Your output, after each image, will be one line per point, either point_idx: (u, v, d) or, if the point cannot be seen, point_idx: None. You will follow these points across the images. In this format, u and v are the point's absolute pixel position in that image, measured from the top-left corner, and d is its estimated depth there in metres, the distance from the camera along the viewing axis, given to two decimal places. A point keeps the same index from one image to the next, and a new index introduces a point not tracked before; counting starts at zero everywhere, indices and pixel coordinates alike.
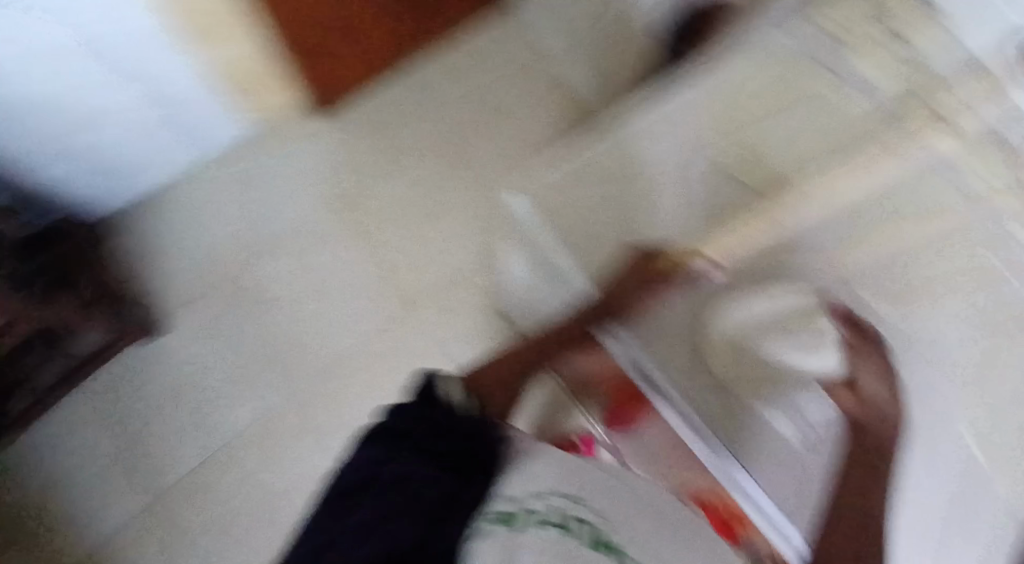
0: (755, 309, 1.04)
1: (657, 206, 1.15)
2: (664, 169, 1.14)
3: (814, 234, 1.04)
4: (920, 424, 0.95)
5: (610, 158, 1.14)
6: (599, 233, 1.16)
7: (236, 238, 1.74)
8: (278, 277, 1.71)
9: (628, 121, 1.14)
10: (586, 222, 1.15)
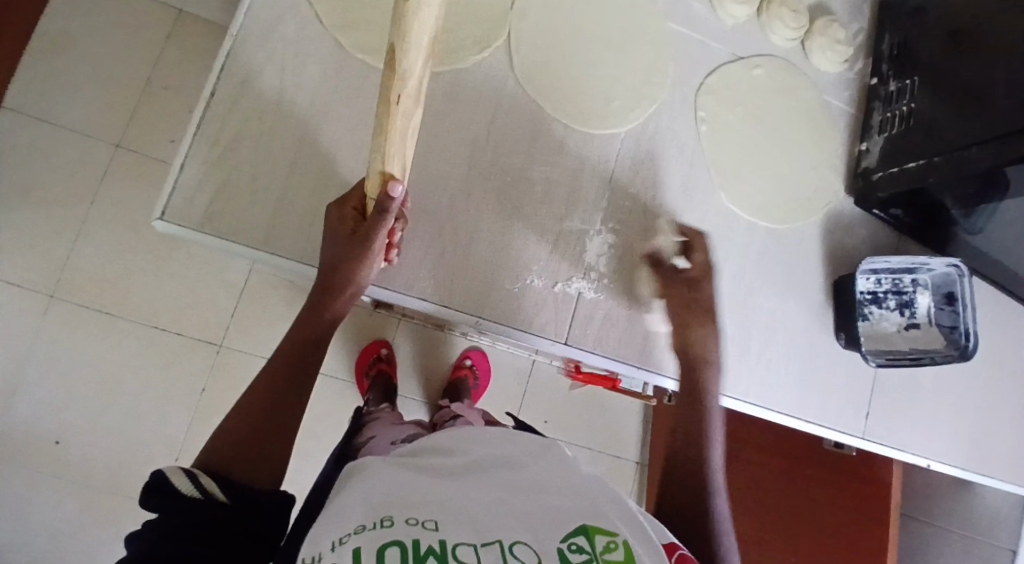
0: (434, 196, 0.98)
1: (349, 124, 0.96)
2: (342, 81, 0.97)
3: (427, 121, 1.00)
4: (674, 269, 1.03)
5: (226, 97, 0.93)
6: (288, 183, 0.93)
7: (7, 251, 1.47)
8: (72, 273, 1.50)
9: (230, 46, 0.94)
10: (263, 176, 0.93)
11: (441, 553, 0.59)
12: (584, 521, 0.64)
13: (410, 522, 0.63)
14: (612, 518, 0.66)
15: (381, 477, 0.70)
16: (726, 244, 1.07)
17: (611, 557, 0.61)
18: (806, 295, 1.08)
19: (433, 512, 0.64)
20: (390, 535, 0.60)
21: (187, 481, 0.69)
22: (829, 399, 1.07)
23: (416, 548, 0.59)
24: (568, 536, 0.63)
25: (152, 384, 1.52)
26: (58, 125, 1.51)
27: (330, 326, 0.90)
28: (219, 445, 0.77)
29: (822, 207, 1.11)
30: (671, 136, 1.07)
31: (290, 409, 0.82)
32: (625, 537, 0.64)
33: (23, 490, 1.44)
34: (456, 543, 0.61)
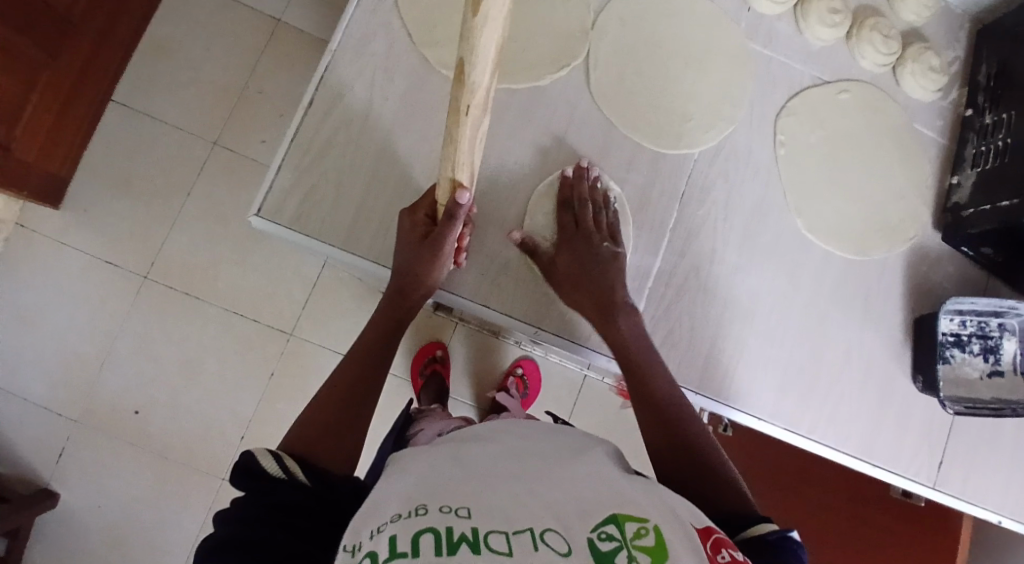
0: (503, 208, 1.00)
1: (427, 134, 0.99)
2: (422, 90, 1.00)
3: (501, 136, 1.01)
4: (700, 272, 1.02)
5: (320, 106, 0.97)
6: (369, 188, 0.97)
7: (110, 232, 1.59)
8: (166, 258, 1.61)
9: (325, 57, 0.98)
10: (348, 180, 0.97)
11: (473, 540, 0.63)
12: (614, 511, 0.68)
13: (445, 510, 0.68)
14: (643, 507, 0.70)
15: (417, 472, 0.77)
16: (798, 274, 1.04)
17: (642, 542, 0.64)
18: (882, 331, 1.04)
19: (465, 501, 0.70)
20: (425, 523, 0.65)
21: (271, 460, 0.73)
22: (900, 443, 1.02)
23: (449, 534, 0.64)
24: (598, 527, 0.66)
25: (228, 366, 1.61)
26: (165, 121, 1.62)
27: (401, 326, 0.93)
28: (303, 427, 0.80)
29: (907, 241, 1.06)
30: (747, 162, 1.05)
31: (365, 400, 0.85)
32: (654, 523, 0.67)
33: (106, 454, 1.55)
34: (488, 530, 0.65)
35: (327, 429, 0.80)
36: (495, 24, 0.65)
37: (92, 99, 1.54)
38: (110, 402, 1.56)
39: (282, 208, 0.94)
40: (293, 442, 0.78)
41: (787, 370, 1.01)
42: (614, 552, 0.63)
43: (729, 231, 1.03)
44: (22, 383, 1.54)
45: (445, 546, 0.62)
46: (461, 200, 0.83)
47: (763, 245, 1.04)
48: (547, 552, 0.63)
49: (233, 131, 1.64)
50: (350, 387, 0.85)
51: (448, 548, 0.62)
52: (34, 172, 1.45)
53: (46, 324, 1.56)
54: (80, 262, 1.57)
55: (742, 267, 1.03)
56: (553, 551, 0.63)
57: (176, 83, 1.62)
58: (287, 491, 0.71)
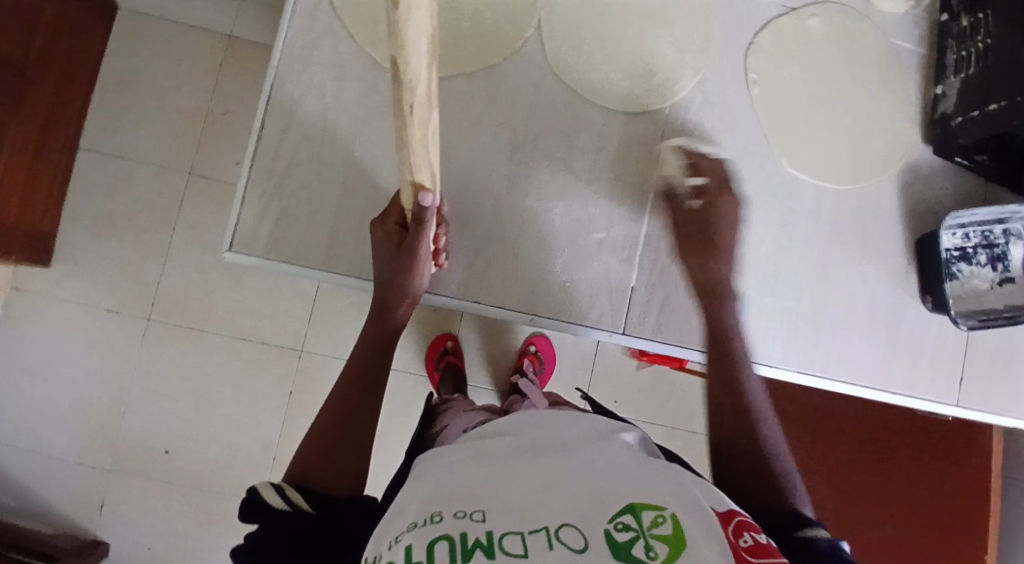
0: (479, 200, 0.98)
1: (388, 138, 0.97)
2: (376, 93, 0.97)
3: (464, 125, 0.98)
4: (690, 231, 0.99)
5: (274, 128, 0.95)
6: (339, 204, 0.95)
7: (104, 280, 1.59)
8: (164, 297, 1.61)
9: (270, 75, 0.95)
10: (317, 199, 0.95)
11: (486, 545, 0.63)
12: (631, 499, 0.67)
13: (459, 516, 0.67)
14: (654, 492, 0.69)
15: (425, 477, 0.77)
16: (790, 216, 1.01)
17: (659, 531, 0.64)
18: (885, 258, 1.01)
19: (479, 504, 0.68)
20: (439, 532, 0.65)
21: (274, 495, 0.73)
22: (916, 368, 1.00)
23: (463, 541, 0.63)
24: (616, 516, 0.65)
25: (245, 392, 1.62)
26: (136, 160, 1.60)
27: (392, 339, 0.92)
28: (305, 456, 0.80)
29: (898, 162, 1.02)
30: (722, 108, 1.02)
31: (365, 420, 0.84)
32: (672, 511, 0.66)
33: (144, 496, 1.58)
34: (502, 533, 0.64)
35: (331, 454, 0.80)
36: (418, 13, 0.63)
37: (60, 151, 1.52)
38: (138, 445, 1.58)
39: (254, 238, 0.93)
40: (297, 475, 0.78)
41: (789, 314, 0.99)
42: (631, 542, 0.62)
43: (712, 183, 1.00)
44: (49, 442, 1.56)
45: (459, 553, 0.62)
46: (422, 207, 0.81)
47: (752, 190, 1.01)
48: (562, 549, 0.62)
49: (206, 157, 1.62)
50: (348, 408, 0.85)
51: (463, 555, 0.62)
52: (17, 234, 1.45)
53: (59, 380, 1.57)
54: (81, 314, 1.58)
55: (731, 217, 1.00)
56: (568, 547, 0.62)
57: (139, 120, 1.60)
58: (293, 525, 0.71)
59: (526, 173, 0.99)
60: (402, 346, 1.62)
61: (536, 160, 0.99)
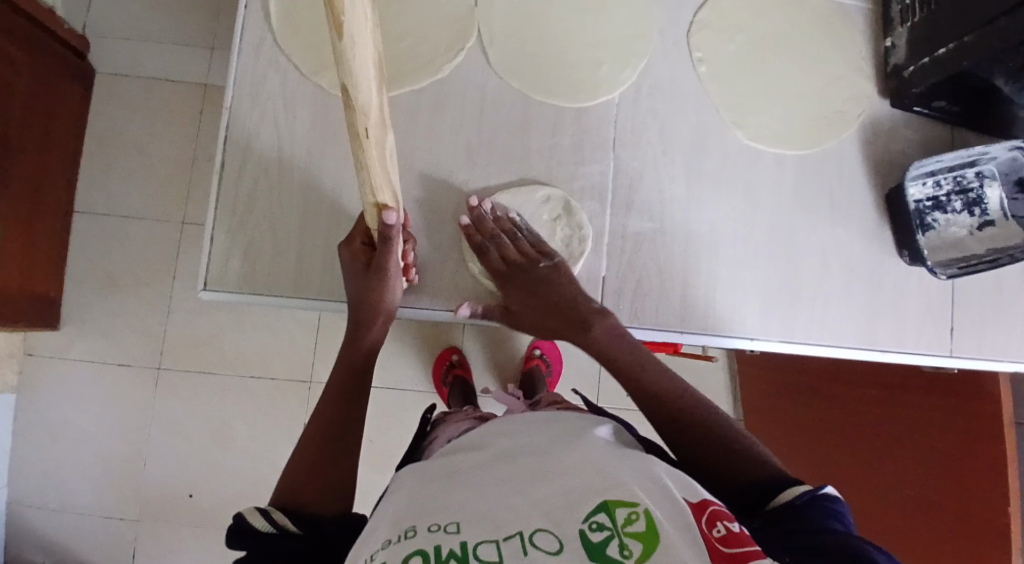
0: (440, 211, 0.99)
1: (345, 162, 0.98)
2: (330, 119, 0.99)
3: (419, 138, 1.00)
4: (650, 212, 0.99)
5: (234, 166, 0.97)
6: (304, 232, 0.97)
7: (113, 335, 1.63)
8: (172, 345, 1.64)
9: (225, 116, 0.98)
10: (282, 230, 0.97)
11: (461, 555, 0.64)
12: (603, 498, 0.68)
13: (433, 529, 0.68)
14: (632, 489, 0.69)
15: (409, 488, 0.78)
16: (753, 187, 1.00)
17: (633, 529, 0.65)
18: (857, 216, 0.99)
19: (453, 516, 0.69)
20: (413, 547, 0.66)
21: (263, 519, 0.73)
22: (902, 323, 0.99)
23: (437, 553, 0.64)
24: (589, 515, 0.66)
25: (261, 428, 1.64)
26: (128, 216, 1.64)
27: (368, 359, 0.93)
28: (288, 478, 0.81)
29: (857, 119, 1.01)
30: (674, 90, 1.01)
31: (346, 442, 0.85)
32: (645, 507, 0.67)
33: (174, 540, 1.61)
34: (477, 542, 0.65)
35: (316, 482, 0.80)
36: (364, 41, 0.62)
37: (55, 216, 1.57)
38: (163, 492, 1.62)
39: (226, 275, 0.95)
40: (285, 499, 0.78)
41: (765, 285, 0.98)
42: (605, 542, 0.64)
43: (670, 163, 1.00)
44: (76, 498, 1.61)
45: None
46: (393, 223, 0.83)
47: (714, 165, 1.00)
48: (537, 554, 0.63)
49: (195, 204, 1.66)
50: (331, 431, 0.85)
51: None
52: (22, 301, 1.49)
53: (81, 437, 1.61)
54: (94, 371, 1.62)
55: (694, 194, 1.00)
56: (543, 552, 0.63)
57: (128, 177, 1.65)
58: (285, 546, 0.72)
59: (485, 178, 1.00)
60: (408, 365, 1.63)
61: (494, 163, 1.00)
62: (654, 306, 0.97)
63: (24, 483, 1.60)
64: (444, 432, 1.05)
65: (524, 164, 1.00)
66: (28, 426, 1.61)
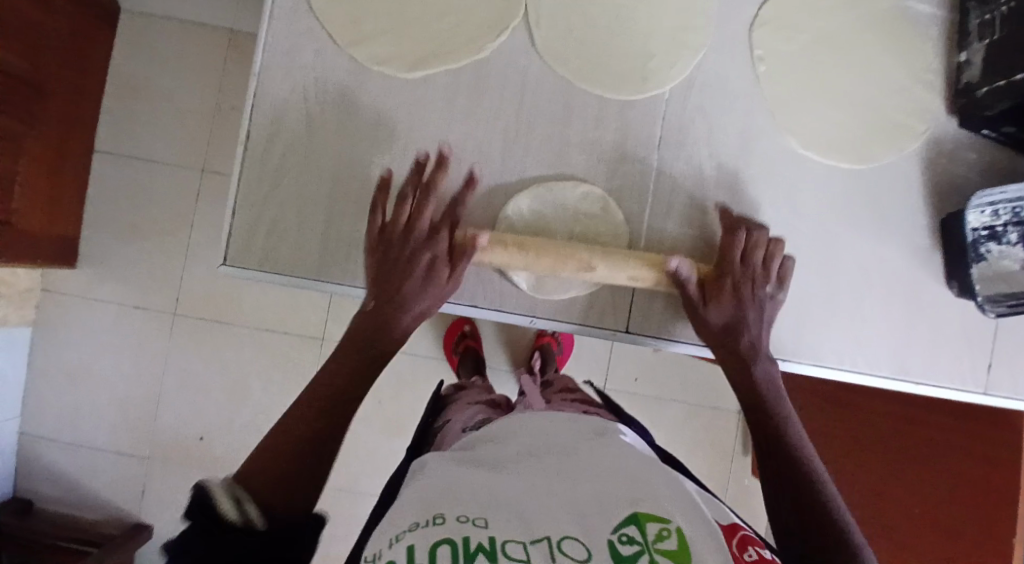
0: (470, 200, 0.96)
1: (377, 141, 0.95)
2: (363, 93, 0.95)
3: (455, 121, 0.95)
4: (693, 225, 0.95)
5: (260, 137, 0.93)
6: (330, 213, 0.94)
7: (131, 278, 1.62)
8: (188, 293, 1.64)
9: (252, 82, 0.93)
10: (306, 208, 0.94)
11: (490, 550, 0.64)
12: (635, 510, 0.69)
13: (461, 520, 0.68)
14: (665, 505, 0.70)
15: (436, 474, 0.77)
16: (801, 199, 0.95)
17: (664, 546, 0.65)
18: (907, 240, 0.95)
19: (483, 510, 0.69)
20: (442, 534, 0.65)
21: (226, 499, 0.68)
22: (938, 352, 0.95)
23: (465, 545, 0.64)
24: (619, 527, 0.67)
25: (273, 381, 1.65)
26: (151, 159, 1.61)
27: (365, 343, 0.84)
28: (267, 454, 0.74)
29: (919, 136, 0.95)
30: (726, 92, 0.96)
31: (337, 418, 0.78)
32: (676, 525, 0.68)
33: (183, 482, 1.65)
34: (505, 540, 0.66)
35: (314, 465, 0.74)
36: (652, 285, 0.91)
37: (77, 155, 1.54)
38: (174, 436, 1.65)
39: (249, 251, 0.93)
40: (263, 481, 0.72)
41: (800, 301, 0.94)
42: (634, 556, 0.64)
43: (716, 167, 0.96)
44: (90, 435, 1.64)
45: (462, 557, 0.63)
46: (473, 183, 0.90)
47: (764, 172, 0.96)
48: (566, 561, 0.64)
49: (218, 151, 1.62)
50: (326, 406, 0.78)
51: (465, 559, 0.63)
52: (43, 240, 1.48)
53: (97, 376, 1.63)
54: (111, 312, 1.63)
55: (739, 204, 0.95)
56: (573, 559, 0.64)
57: (151, 118, 1.61)
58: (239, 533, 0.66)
59: (520, 168, 0.96)
60: (421, 332, 1.62)
61: (531, 153, 0.96)
62: (682, 320, 0.97)
63: (40, 417, 1.63)
64: (454, 419, 0.98)
65: (561, 157, 0.96)
66: (45, 363, 1.62)
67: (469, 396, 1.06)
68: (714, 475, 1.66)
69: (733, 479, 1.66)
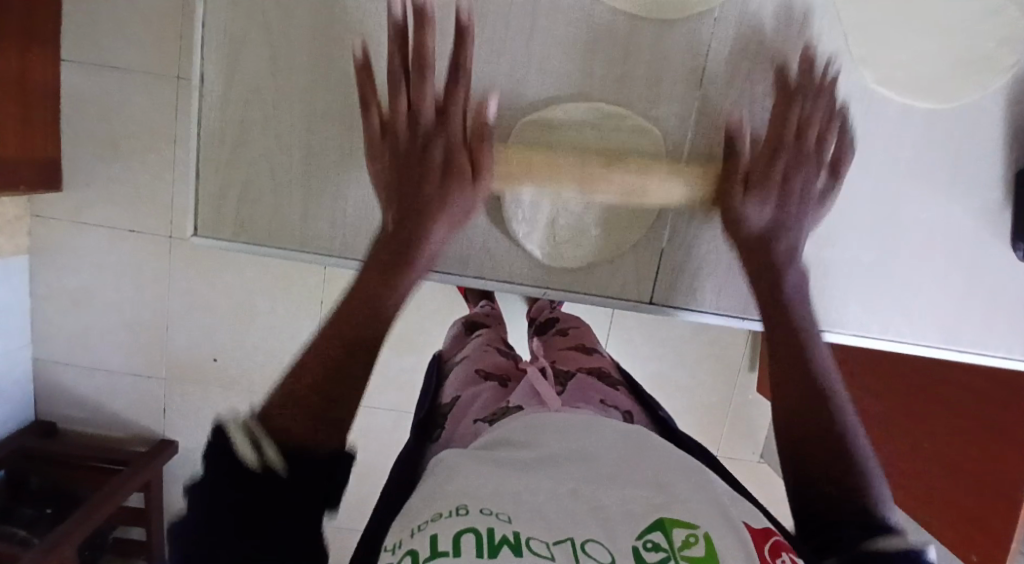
0: None
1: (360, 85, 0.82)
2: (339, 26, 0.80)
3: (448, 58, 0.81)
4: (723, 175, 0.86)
5: (219, 84, 0.80)
6: (308, 171, 0.83)
7: (120, 200, 1.54)
8: (182, 214, 1.55)
9: (199, 14, 0.78)
10: (281, 167, 0.83)
11: (515, 543, 0.56)
12: (661, 515, 0.60)
13: (486, 511, 0.60)
14: (692, 508, 0.62)
15: (445, 468, 0.68)
16: (866, 147, 0.85)
17: (691, 553, 0.57)
18: (980, 192, 0.85)
19: (507, 502, 0.61)
20: (466, 523, 0.58)
21: (243, 439, 0.57)
22: (993, 317, 0.89)
23: (490, 535, 0.57)
24: (643, 534, 0.59)
25: (279, 303, 1.61)
26: (122, 68, 1.46)
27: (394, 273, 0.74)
28: (297, 372, 0.63)
29: (1011, 68, 0.82)
30: (778, 17, 0.82)
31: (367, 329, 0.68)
32: (705, 530, 0.59)
33: (202, 401, 1.66)
34: (529, 534, 0.58)
35: (351, 363, 0.64)
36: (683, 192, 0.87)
37: (43, 68, 1.40)
38: (187, 358, 1.64)
39: (223, 221, 0.84)
40: (282, 409, 0.60)
41: (852, 264, 0.87)
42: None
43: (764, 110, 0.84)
44: (103, 358, 1.63)
45: (485, 549, 0.55)
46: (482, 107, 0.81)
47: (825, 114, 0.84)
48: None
49: (193, 56, 1.46)
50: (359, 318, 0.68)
51: (489, 550, 0.55)
52: (22, 167, 1.38)
53: (101, 301, 1.60)
54: (105, 237, 1.56)
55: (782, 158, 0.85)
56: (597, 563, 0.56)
57: (116, 21, 1.44)
58: (247, 499, 0.56)
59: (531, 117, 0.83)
60: None
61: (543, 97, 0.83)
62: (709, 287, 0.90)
63: (52, 342, 1.62)
64: (459, 400, 0.90)
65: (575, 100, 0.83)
66: (46, 289, 1.58)
67: (472, 365, 0.98)
68: (723, 391, 1.63)
69: (741, 394, 1.64)
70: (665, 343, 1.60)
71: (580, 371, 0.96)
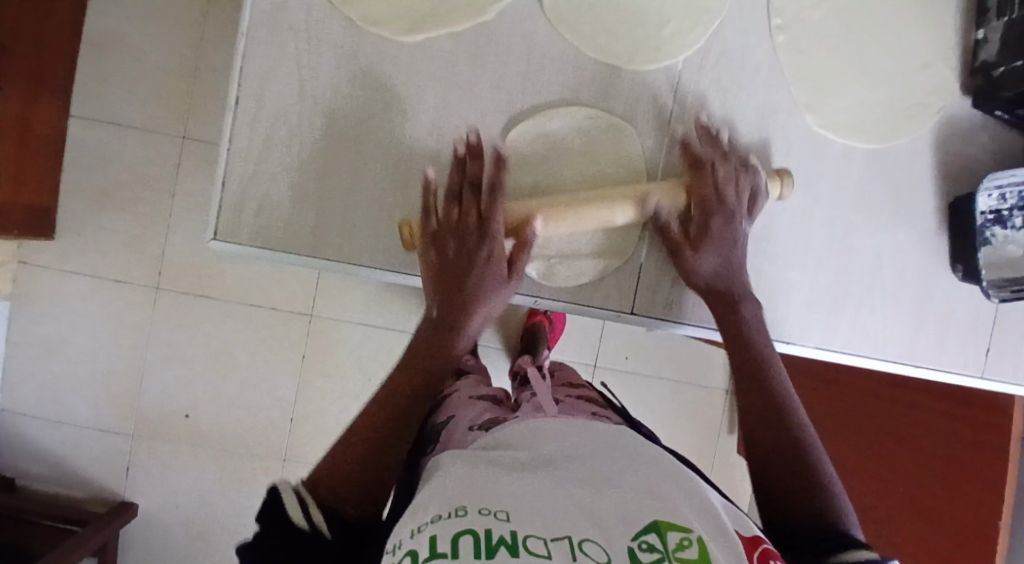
0: None
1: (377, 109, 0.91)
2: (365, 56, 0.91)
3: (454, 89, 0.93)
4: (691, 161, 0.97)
5: (248, 104, 0.89)
6: (324, 183, 0.91)
7: (109, 250, 1.57)
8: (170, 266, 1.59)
9: (238, 44, 0.89)
10: (300, 180, 0.90)
11: (511, 543, 0.56)
12: (656, 517, 0.61)
13: (483, 513, 0.60)
14: (687, 517, 0.63)
15: (453, 469, 0.70)
16: (817, 180, 0.97)
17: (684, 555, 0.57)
18: (918, 223, 0.98)
19: (505, 503, 0.62)
20: (463, 525, 0.58)
21: (296, 506, 0.66)
22: (941, 338, 0.99)
23: (487, 537, 0.57)
24: (639, 535, 0.59)
25: (259, 357, 1.62)
26: (126, 125, 1.55)
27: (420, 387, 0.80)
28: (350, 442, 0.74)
29: (931, 119, 0.97)
30: (737, 70, 0.96)
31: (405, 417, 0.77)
32: (698, 535, 0.60)
33: (170, 458, 1.62)
34: (526, 534, 0.58)
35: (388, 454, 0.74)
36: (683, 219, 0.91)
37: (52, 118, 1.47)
38: (159, 413, 1.61)
39: (242, 228, 0.89)
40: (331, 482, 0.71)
41: (813, 283, 0.97)
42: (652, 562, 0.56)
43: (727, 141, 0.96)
44: (72, 411, 1.60)
45: (483, 549, 0.56)
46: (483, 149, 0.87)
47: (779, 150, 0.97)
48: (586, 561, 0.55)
49: (198, 116, 1.56)
50: (390, 415, 0.76)
51: (486, 550, 0.55)
52: (17, 209, 1.42)
53: (76, 350, 1.58)
54: (88, 286, 1.57)
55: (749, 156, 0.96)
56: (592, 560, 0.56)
57: (127, 83, 1.54)
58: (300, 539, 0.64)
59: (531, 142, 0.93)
60: None
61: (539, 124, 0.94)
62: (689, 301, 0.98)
63: (19, 394, 1.59)
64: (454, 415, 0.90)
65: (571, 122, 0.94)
66: (23, 338, 1.57)
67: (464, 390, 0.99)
68: (697, 450, 1.67)
69: (716, 454, 1.68)
70: (640, 399, 1.65)
71: (569, 399, 0.99)
